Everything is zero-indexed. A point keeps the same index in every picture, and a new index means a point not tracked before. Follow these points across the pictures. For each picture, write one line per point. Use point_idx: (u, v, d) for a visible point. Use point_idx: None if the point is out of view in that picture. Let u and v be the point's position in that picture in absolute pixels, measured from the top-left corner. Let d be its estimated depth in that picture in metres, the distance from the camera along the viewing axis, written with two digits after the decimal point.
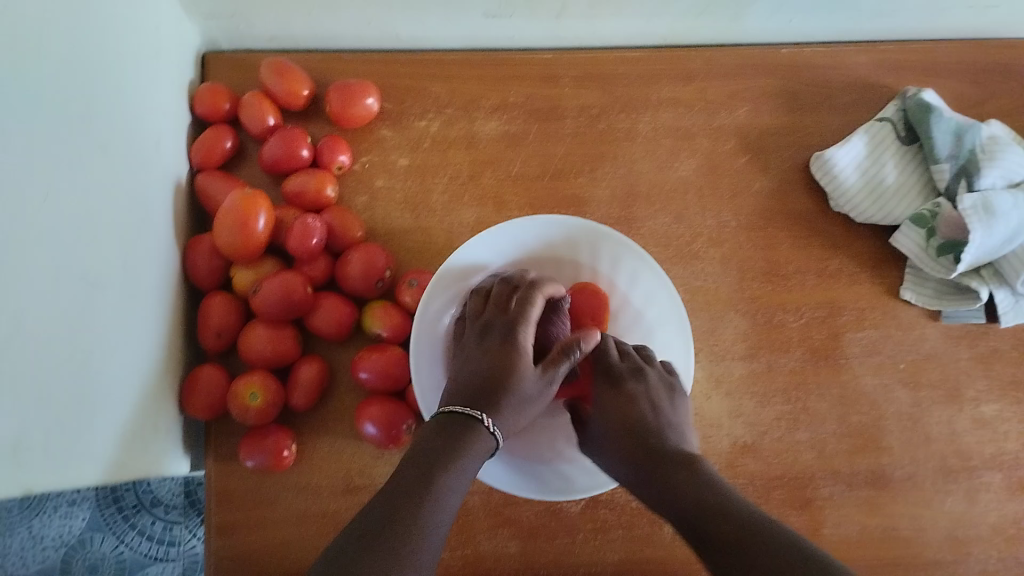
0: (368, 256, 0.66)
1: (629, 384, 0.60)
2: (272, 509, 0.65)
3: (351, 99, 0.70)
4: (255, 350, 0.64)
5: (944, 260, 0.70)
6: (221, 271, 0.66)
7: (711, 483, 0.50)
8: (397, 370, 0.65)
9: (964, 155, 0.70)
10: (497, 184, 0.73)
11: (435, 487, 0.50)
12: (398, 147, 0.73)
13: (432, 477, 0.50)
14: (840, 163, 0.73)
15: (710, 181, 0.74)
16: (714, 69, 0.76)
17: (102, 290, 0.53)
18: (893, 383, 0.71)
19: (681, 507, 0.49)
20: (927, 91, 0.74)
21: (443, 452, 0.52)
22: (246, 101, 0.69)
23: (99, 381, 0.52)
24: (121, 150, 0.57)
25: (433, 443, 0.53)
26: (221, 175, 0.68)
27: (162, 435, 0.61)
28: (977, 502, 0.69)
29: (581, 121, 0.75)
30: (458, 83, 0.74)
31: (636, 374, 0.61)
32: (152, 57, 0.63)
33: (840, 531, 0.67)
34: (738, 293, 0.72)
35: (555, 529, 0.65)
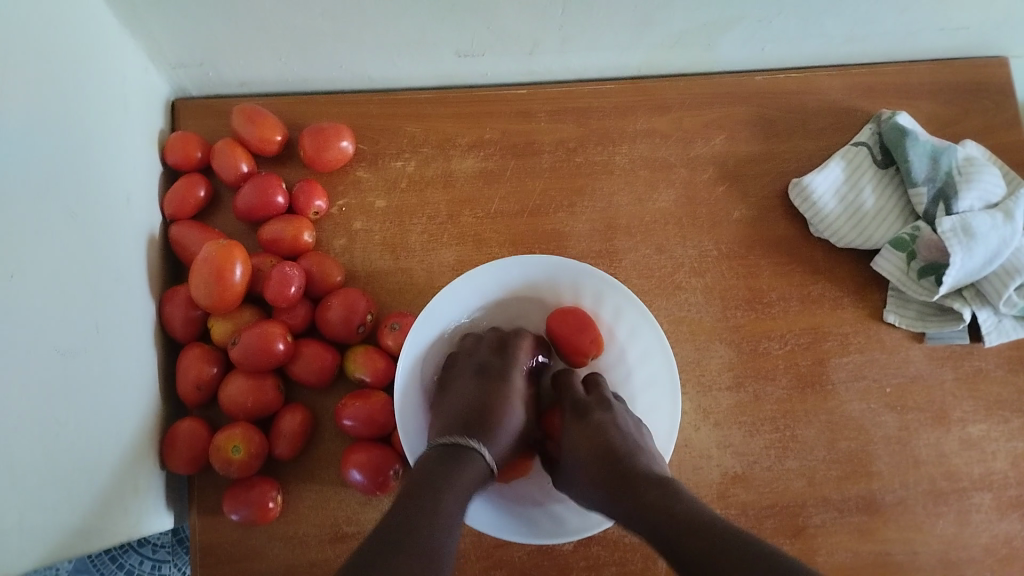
0: (348, 301, 0.66)
1: (596, 415, 0.60)
2: (261, 561, 0.64)
3: (325, 143, 0.69)
4: (235, 402, 0.64)
5: (925, 283, 0.70)
6: (199, 322, 0.66)
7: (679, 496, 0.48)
8: (382, 417, 0.64)
9: (942, 178, 0.71)
10: (476, 222, 0.72)
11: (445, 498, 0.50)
12: (375, 188, 0.72)
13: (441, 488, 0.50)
14: (818, 189, 0.73)
15: (689, 210, 0.74)
16: (688, 99, 0.77)
17: (75, 358, 0.52)
18: (879, 407, 0.71)
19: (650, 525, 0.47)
20: (901, 113, 0.74)
21: (447, 472, 0.53)
22: (219, 149, 0.69)
23: (75, 452, 0.51)
24: (90, 210, 0.56)
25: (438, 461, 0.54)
26: (196, 225, 0.67)
27: (143, 495, 0.60)
28: (969, 523, 0.69)
29: (558, 155, 0.75)
30: (433, 121, 0.74)
31: (603, 406, 0.61)
32: (118, 112, 0.62)
33: (834, 559, 0.67)
34: (722, 322, 0.71)
35: (548, 570, 0.65)
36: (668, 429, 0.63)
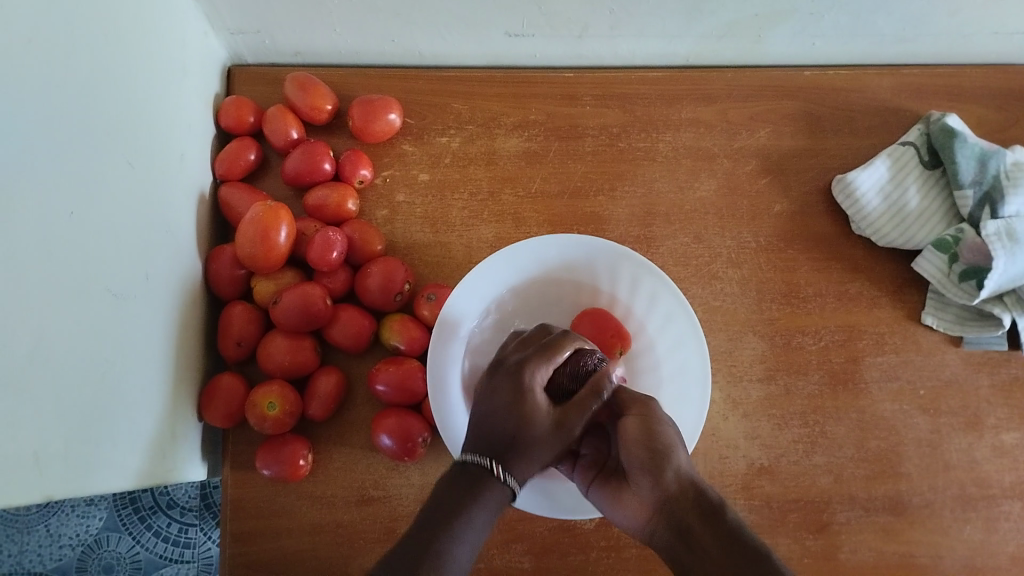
0: (388, 269, 0.67)
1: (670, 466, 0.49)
2: (287, 518, 0.65)
3: (373, 115, 0.71)
4: (273, 361, 0.65)
5: (966, 286, 0.69)
6: (243, 280, 0.67)
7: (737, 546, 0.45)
8: (414, 384, 0.65)
9: (988, 181, 0.70)
10: (516, 201, 0.73)
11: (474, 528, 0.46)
12: (419, 162, 0.74)
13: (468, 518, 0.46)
14: (862, 187, 0.72)
15: (729, 201, 0.74)
16: (735, 91, 0.77)
17: (126, 302, 0.54)
18: (912, 409, 0.70)
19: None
20: (950, 115, 0.74)
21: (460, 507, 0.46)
22: (271, 115, 0.71)
23: (120, 391, 0.53)
24: (145, 162, 0.58)
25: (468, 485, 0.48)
26: (244, 187, 0.69)
27: (180, 443, 0.62)
28: (996, 531, 0.68)
29: (601, 139, 0.75)
30: (480, 100, 0.75)
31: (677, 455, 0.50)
32: (178, 72, 0.64)
33: (856, 557, 0.66)
34: (756, 314, 0.71)
35: (569, 546, 0.65)
36: (700, 399, 0.63)
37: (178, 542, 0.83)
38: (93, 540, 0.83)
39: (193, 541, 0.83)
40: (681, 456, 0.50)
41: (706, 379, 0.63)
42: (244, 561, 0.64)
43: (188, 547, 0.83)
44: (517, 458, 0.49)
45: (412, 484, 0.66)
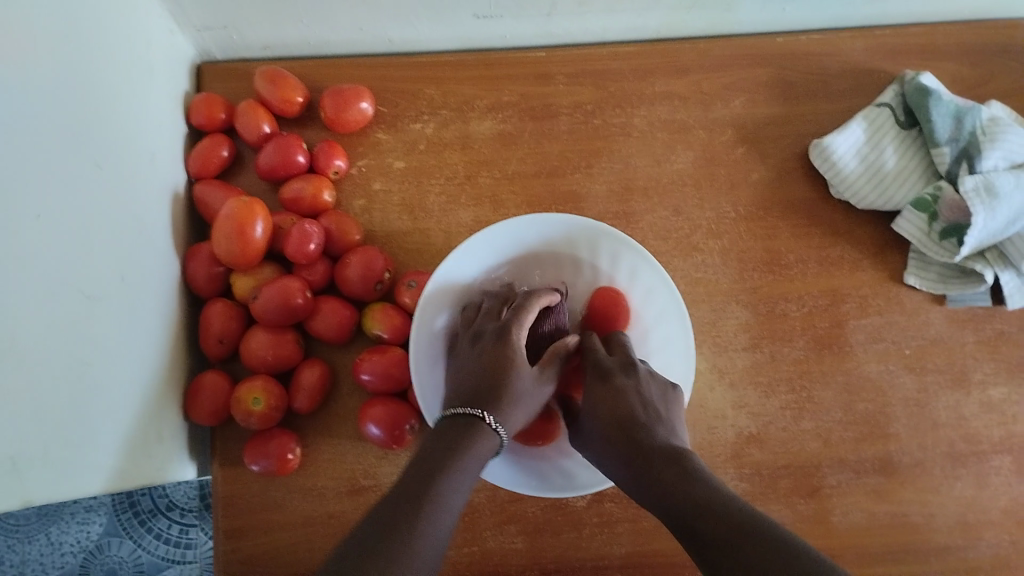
0: (366, 259, 0.67)
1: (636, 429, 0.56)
2: (280, 512, 0.65)
3: (345, 104, 0.70)
4: (256, 356, 0.65)
5: (947, 244, 0.69)
6: (221, 278, 0.67)
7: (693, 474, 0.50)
8: (399, 371, 0.65)
9: (965, 138, 0.70)
10: (493, 183, 0.73)
11: (432, 508, 0.47)
12: (394, 150, 0.73)
13: (425, 500, 0.48)
14: (838, 150, 0.72)
15: (707, 172, 0.74)
16: (707, 61, 0.76)
17: (100, 302, 0.54)
18: (898, 369, 0.70)
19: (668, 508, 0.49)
20: (925, 74, 0.73)
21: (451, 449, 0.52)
22: (242, 110, 0.70)
23: (98, 392, 0.53)
24: (115, 164, 0.58)
25: (437, 447, 0.52)
26: (220, 183, 0.69)
27: (165, 442, 0.62)
28: (988, 486, 0.68)
29: (576, 117, 0.75)
30: (452, 84, 0.75)
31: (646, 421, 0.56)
32: (145, 72, 0.64)
33: (848, 519, 0.67)
34: (738, 284, 0.71)
35: (561, 524, 0.66)
36: (686, 367, 0.64)
37: (181, 543, 0.92)
38: (95, 546, 0.90)
39: (195, 541, 0.93)
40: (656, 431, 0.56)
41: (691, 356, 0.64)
42: (240, 556, 0.64)
43: (189, 547, 0.93)
44: (483, 400, 0.57)
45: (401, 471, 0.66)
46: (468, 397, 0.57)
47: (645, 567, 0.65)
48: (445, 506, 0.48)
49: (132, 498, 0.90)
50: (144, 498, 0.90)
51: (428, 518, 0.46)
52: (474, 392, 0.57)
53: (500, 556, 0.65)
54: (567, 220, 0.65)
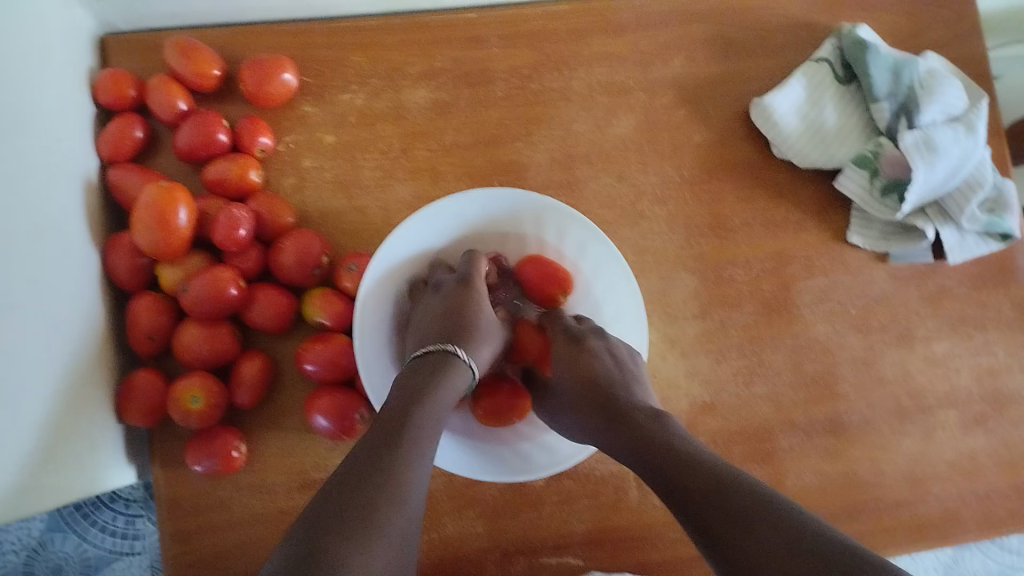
0: (302, 243, 0.63)
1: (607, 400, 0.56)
2: (228, 512, 0.62)
3: (267, 77, 0.66)
4: (190, 351, 0.61)
5: (889, 201, 0.70)
6: (146, 270, 0.63)
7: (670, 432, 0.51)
8: (345, 360, 0.63)
9: (903, 92, 0.70)
10: (431, 156, 0.69)
11: (413, 452, 0.45)
12: (323, 124, 0.69)
13: (409, 429, 0.47)
14: (780, 109, 0.71)
15: (650, 137, 0.72)
16: (645, 19, 0.74)
17: (3, 311, 0.49)
18: (845, 329, 0.71)
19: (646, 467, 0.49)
20: (861, 27, 0.73)
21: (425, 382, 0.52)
22: (153, 86, 0.65)
23: (7, 409, 0.49)
24: (13, 155, 0.53)
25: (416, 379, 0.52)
26: (135, 168, 0.64)
27: (95, 448, 0.58)
28: (933, 440, 0.70)
29: (513, 83, 0.71)
30: (380, 51, 0.70)
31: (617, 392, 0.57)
32: (41, 48, 0.58)
33: (802, 481, 0.67)
34: (686, 251, 0.70)
35: (520, 504, 0.64)
36: (638, 330, 0.63)
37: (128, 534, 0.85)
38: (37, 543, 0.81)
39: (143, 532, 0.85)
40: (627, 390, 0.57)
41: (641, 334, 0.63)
42: (187, 560, 0.61)
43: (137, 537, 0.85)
44: (455, 334, 0.57)
45: None
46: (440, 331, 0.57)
47: (606, 541, 0.65)
48: (427, 446, 0.47)
49: None
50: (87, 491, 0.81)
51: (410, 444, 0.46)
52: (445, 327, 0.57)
53: (460, 540, 0.63)
54: (514, 196, 0.62)
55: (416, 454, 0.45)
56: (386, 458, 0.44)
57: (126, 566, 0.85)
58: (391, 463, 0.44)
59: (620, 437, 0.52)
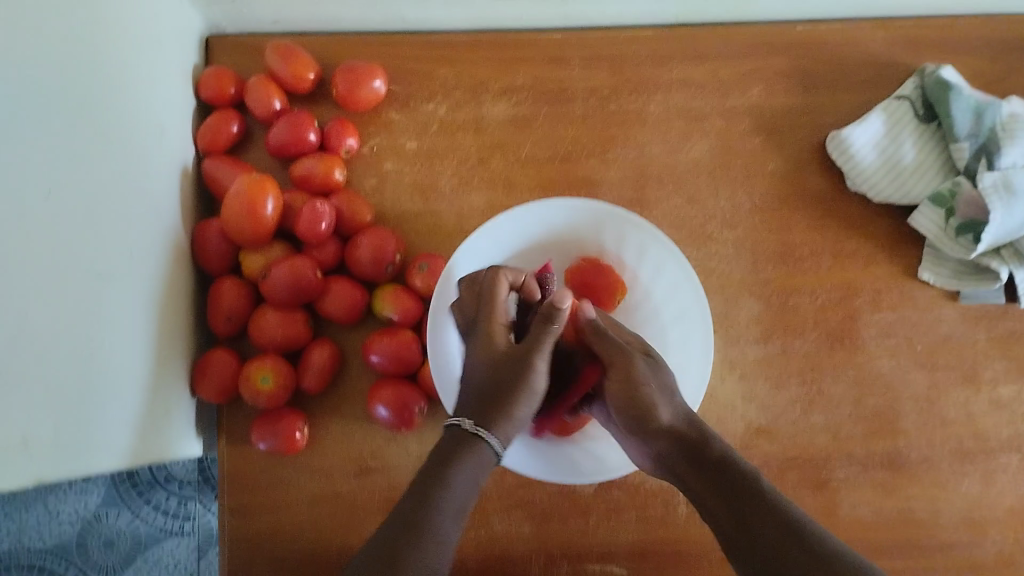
0: (378, 240, 0.66)
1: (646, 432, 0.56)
2: (286, 492, 0.64)
3: (358, 83, 0.69)
4: (265, 334, 0.64)
5: (962, 241, 0.68)
6: (231, 255, 0.66)
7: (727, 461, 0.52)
8: (409, 355, 0.65)
9: (984, 134, 0.69)
10: (506, 167, 0.72)
11: (425, 554, 0.46)
12: (406, 130, 0.72)
13: (425, 528, 0.47)
14: (856, 142, 0.71)
15: (722, 161, 0.73)
16: (725, 48, 0.75)
17: (109, 278, 0.53)
18: (909, 365, 0.70)
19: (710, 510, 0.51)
20: (945, 68, 0.72)
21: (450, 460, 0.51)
22: (252, 85, 0.69)
23: (109, 369, 0.52)
24: (125, 138, 0.57)
25: (441, 455, 0.51)
26: (228, 160, 0.68)
27: (172, 419, 0.62)
28: (995, 484, 0.68)
29: (591, 102, 0.74)
30: (466, 65, 0.73)
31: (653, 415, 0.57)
32: (154, 44, 0.62)
33: (856, 513, 0.67)
34: (751, 275, 0.71)
35: (568, 511, 0.65)
36: (701, 349, 0.63)
37: (179, 514, 0.89)
38: (94, 515, 0.87)
39: (194, 512, 0.89)
40: (665, 411, 0.56)
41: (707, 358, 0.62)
42: (245, 534, 0.64)
43: (188, 519, 0.89)
44: (484, 409, 0.54)
45: (409, 454, 0.66)
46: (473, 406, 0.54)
47: (651, 556, 0.65)
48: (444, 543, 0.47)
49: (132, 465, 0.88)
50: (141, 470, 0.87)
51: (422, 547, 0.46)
52: (480, 403, 0.54)
53: (506, 541, 0.64)
54: (595, 207, 0.64)
55: (431, 555, 0.46)
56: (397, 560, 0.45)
57: (175, 546, 0.89)
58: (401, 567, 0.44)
59: (680, 469, 0.54)
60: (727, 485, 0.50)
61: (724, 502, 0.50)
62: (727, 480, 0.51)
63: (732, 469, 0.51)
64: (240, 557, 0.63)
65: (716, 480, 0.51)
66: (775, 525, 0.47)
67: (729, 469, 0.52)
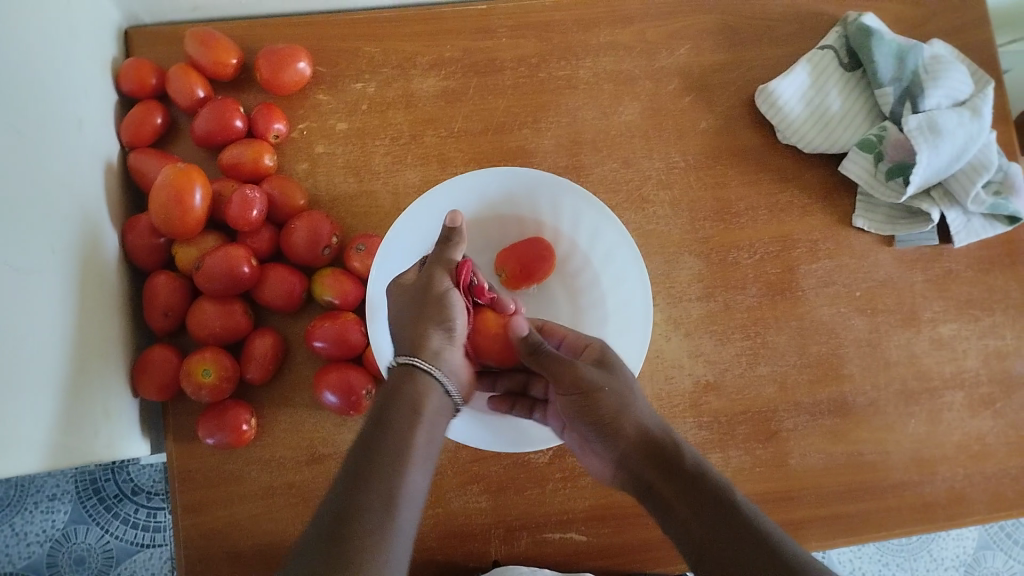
0: (312, 224, 0.65)
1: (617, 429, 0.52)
2: (237, 486, 0.64)
3: (281, 65, 0.68)
4: (203, 326, 0.63)
5: (894, 185, 0.70)
6: (163, 249, 0.65)
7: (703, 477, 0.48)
8: (353, 337, 0.64)
9: (908, 77, 0.71)
10: (439, 142, 0.71)
11: (387, 488, 0.44)
12: (335, 111, 0.71)
13: (383, 463, 0.45)
14: (784, 95, 0.72)
15: (654, 123, 0.73)
16: (650, 10, 0.75)
17: (30, 276, 0.52)
18: (849, 311, 0.71)
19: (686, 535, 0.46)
20: (867, 15, 0.73)
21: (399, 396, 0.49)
22: (171, 74, 0.67)
23: (32, 370, 0.52)
24: (41, 130, 0.56)
25: (388, 395, 0.49)
26: (153, 152, 0.66)
27: (111, 416, 0.61)
28: (940, 422, 0.70)
29: (521, 71, 0.73)
30: (391, 42, 0.73)
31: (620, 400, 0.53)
32: (69, 36, 0.61)
33: (806, 461, 0.67)
34: (690, 234, 0.71)
35: (524, 481, 0.65)
36: (643, 306, 0.64)
37: (149, 527, 0.90)
38: (62, 534, 0.89)
39: (163, 524, 0.91)
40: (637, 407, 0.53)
41: (646, 335, 0.63)
42: (199, 530, 0.63)
43: (158, 530, 0.91)
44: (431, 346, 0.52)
45: None
46: (411, 339, 0.51)
47: (609, 518, 0.66)
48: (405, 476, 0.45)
49: (95, 481, 0.90)
50: (108, 483, 0.90)
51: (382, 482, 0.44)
52: (417, 334, 0.51)
53: (464, 515, 0.64)
54: (535, 175, 0.64)
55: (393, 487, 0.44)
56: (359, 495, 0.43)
57: (147, 558, 0.90)
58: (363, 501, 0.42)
59: (644, 472, 0.50)
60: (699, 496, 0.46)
61: (700, 515, 0.46)
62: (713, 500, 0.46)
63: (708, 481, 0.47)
64: (198, 553, 0.62)
65: (691, 501, 0.47)
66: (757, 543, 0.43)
67: (706, 481, 0.47)
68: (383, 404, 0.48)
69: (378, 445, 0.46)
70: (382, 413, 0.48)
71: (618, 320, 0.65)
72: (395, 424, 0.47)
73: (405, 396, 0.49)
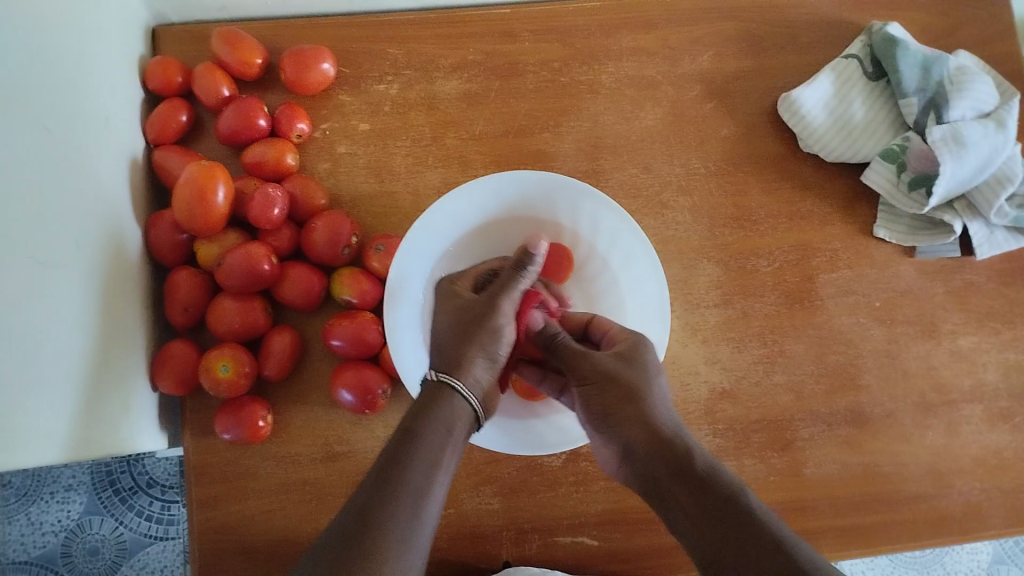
0: (333, 223, 0.65)
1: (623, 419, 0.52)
2: (252, 481, 0.64)
3: (305, 65, 0.69)
4: (223, 323, 0.64)
5: (916, 195, 0.70)
6: (185, 245, 0.66)
7: (712, 477, 0.47)
8: (370, 337, 0.64)
9: (932, 87, 0.70)
10: (460, 144, 0.72)
11: (413, 494, 0.44)
12: (358, 112, 0.72)
13: (411, 468, 0.45)
14: (807, 103, 0.72)
15: (675, 129, 0.73)
16: (674, 16, 0.75)
17: (54, 270, 0.53)
18: (868, 322, 0.71)
19: (692, 535, 0.45)
20: (892, 24, 0.73)
21: (430, 408, 0.50)
22: (197, 73, 0.68)
23: (54, 362, 0.53)
24: (67, 126, 0.56)
25: (420, 404, 0.50)
26: (178, 149, 0.67)
27: (130, 409, 0.62)
28: (958, 435, 0.69)
29: (543, 75, 0.73)
30: (415, 44, 0.73)
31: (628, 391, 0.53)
32: (98, 34, 0.62)
33: (821, 471, 0.67)
34: (709, 241, 0.71)
35: (537, 484, 0.65)
36: (660, 315, 0.63)
37: (163, 519, 0.91)
38: (77, 524, 0.90)
39: (176, 517, 0.92)
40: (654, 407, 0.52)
41: (663, 343, 0.62)
42: (214, 524, 0.63)
43: (172, 523, 0.91)
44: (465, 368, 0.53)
45: (376, 435, 0.66)
46: (450, 360, 0.53)
47: (621, 523, 0.66)
48: (432, 483, 0.45)
49: (111, 473, 0.91)
50: (124, 475, 0.91)
51: (408, 488, 0.44)
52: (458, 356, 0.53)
53: (476, 516, 0.64)
54: (554, 180, 0.64)
55: (418, 494, 0.44)
56: (384, 498, 0.43)
57: (160, 550, 0.91)
58: (388, 505, 0.43)
59: (651, 474, 0.49)
60: (708, 500, 0.45)
61: (706, 515, 0.45)
62: (721, 501, 0.45)
63: (716, 482, 0.46)
64: (212, 547, 0.63)
65: (703, 507, 0.45)
66: (767, 546, 0.42)
67: (715, 482, 0.47)
68: (416, 414, 0.49)
69: (407, 451, 0.46)
70: (412, 423, 0.48)
71: (636, 326, 0.65)
72: (425, 433, 0.48)
73: (438, 410, 0.50)
